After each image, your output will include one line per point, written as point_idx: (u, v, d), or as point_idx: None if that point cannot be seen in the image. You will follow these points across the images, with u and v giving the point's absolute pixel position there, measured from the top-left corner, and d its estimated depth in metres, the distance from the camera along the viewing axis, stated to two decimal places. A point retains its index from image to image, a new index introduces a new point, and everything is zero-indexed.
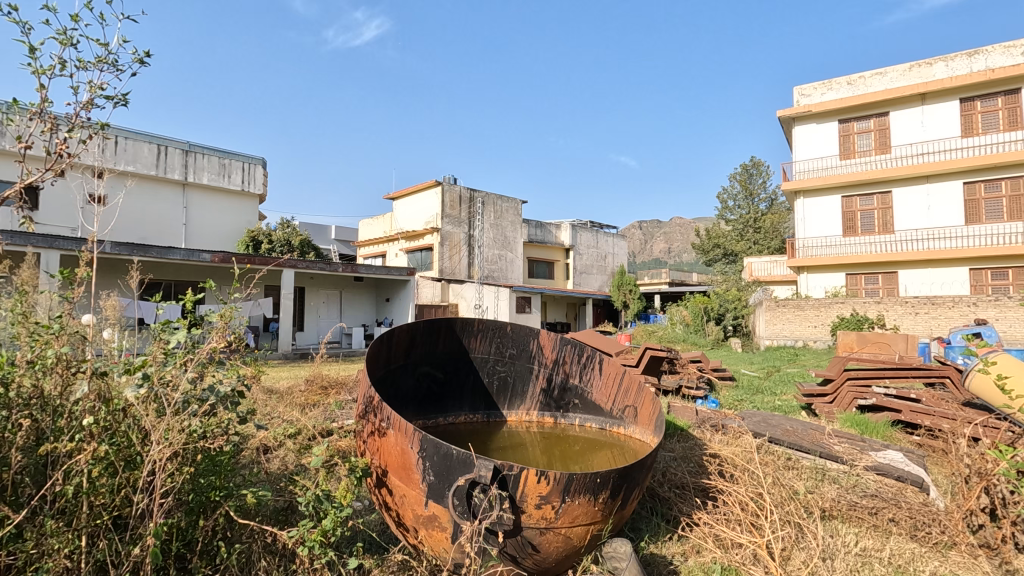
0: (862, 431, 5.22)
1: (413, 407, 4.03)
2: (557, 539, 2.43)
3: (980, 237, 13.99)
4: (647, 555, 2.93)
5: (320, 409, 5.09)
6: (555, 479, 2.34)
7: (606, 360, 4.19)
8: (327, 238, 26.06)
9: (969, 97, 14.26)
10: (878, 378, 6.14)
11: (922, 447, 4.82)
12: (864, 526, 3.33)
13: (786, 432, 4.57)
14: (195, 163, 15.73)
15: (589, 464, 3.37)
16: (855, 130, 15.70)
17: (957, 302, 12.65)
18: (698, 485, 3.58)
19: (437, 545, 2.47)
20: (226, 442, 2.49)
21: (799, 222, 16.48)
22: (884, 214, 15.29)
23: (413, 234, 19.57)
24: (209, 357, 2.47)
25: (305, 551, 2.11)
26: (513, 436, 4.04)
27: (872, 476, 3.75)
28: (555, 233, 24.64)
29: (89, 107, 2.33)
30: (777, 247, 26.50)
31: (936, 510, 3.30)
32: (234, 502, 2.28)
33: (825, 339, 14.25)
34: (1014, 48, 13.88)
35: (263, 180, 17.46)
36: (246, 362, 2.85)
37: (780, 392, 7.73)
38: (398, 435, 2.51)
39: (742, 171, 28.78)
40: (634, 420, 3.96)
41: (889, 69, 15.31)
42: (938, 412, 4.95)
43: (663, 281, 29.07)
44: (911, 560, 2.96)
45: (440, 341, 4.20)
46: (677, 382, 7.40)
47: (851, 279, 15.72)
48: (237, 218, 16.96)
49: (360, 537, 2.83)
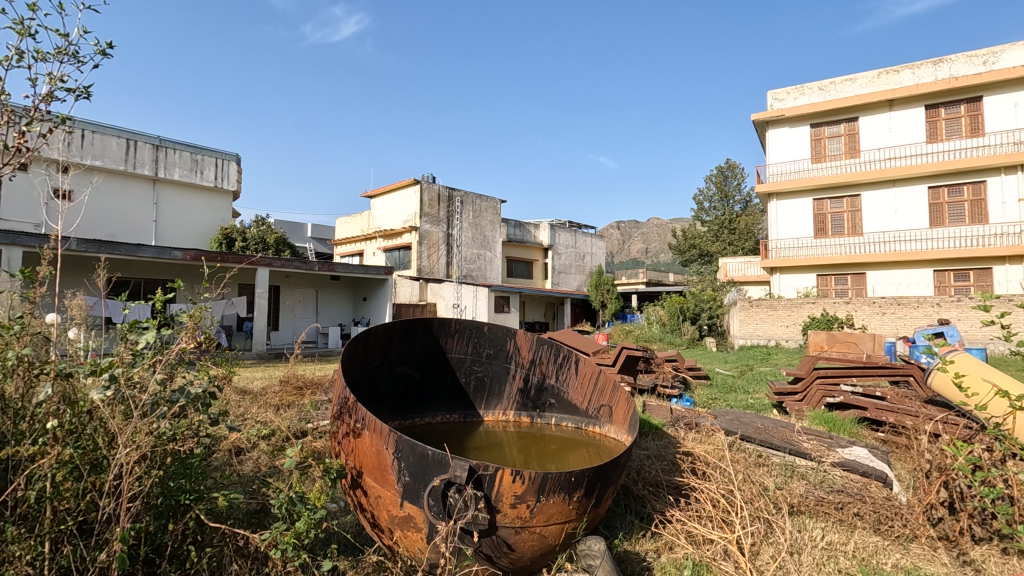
0: (830, 428, 5.35)
1: (389, 407, 4.01)
2: (532, 538, 2.45)
3: (944, 239, 14.48)
4: (620, 552, 2.97)
5: (294, 409, 5.04)
6: (530, 479, 2.36)
7: (582, 360, 4.23)
8: (304, 236, 25.66)
9: (934, 104, 14.72)
10: (845, 377, 6.31)
11: (886, 443, 4.98)
12: (831, 521, 3.43)
13: (758, 430, 4.67)
14: (166, 158, 15.34)
15: (564, 464, 3.39)
16: (827, 134, 16.09)
17: (922, 303, 13.05)
18: (672, 483, 3.63)
19: (413, 545, 2.47)
20: (197, 444, 2.45)
21: (773, 223, 16.80)
22: (853, 217, 15.70)
23: (391, 233, 19.40)
24: (179, 358, 2.41)
25: (278, 554, 2.09)
26: (490, 436, 4.05)
27: (838, 472, 3.87)
28: (533, 232, 24.68)
29: (49, 100, 2.27)
30: (751, 248, 26.98)
31: (898, 505, 3.42)
32: (205, 505, 2.25)
33: (796, 338, 14.58)
34: (977, 57, 14.37)
35: (236, 176, 17.12)
36: (217, 364, 2.81)
37: (752, 391, 7.88)
38: (373, 436, 2.50)
39: (718, 173, 29.17)
40: (609, 419, 4.01)
41: (859, 75, 15.71)
42: (902, 409, 5.11)
43: (640, 281, 29.35)
44: (874, 553, 3.06)
45: (417, 342, 4.20)
46: (652, 382, 7.50)
47: (821, 280, 16.11)
48: (210, 214, 16.64)
49: (335, 539, 2.81)
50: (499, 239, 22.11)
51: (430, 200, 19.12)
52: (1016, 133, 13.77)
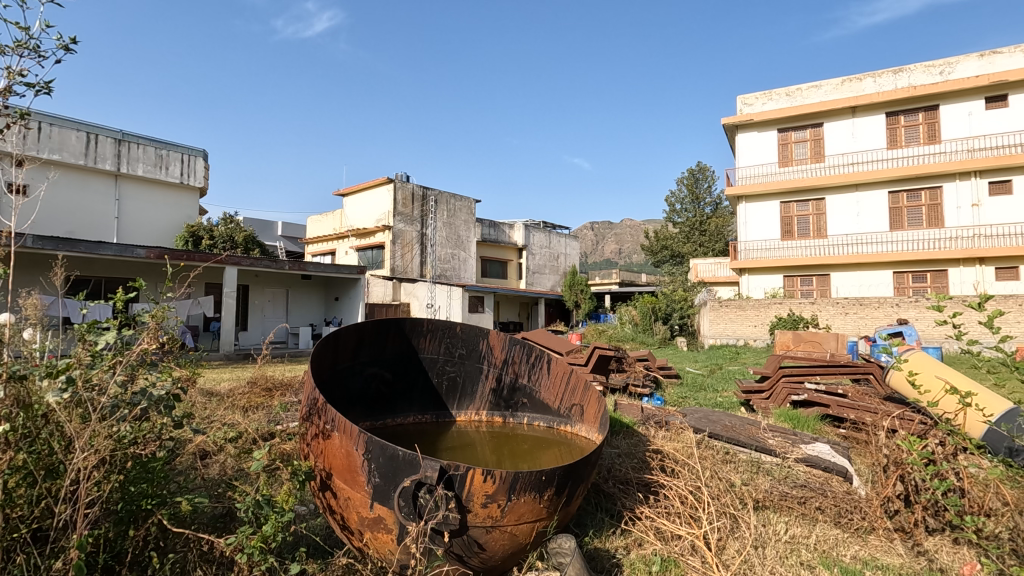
0: (794, 425, 5.50)
1: (361, 408, 3.97)
2: (503, 537, 2.46)
3: (903, 242, 15.02)
4: (591, 549, 3.00)
5: (262, 411, 4.94)
6: (501, 478, 2.37)
7: (555, 360, 4.27)
8: (274, 234, 25.14)
9: (894, 112, 15.26)
10: (809, 376, 6.49)
11: (847, 439, 5.16)
12: (794, 515, 3.53)
13: (726, 427, 4.78)
14: (129, 153, 14.86)
15: (536, 463, 3.41)
16: (793, 139, 16.53)
17: (882, 303, 13.52)
18: (641, 481, 3.68)
19: (382, 547, 2.45)
20: (160, 447, 2.38)
21: (742, 225, 17.15)
22: (818, 220, 16.17)
23: (363, 232, 19.17)
24: (140, 359, 2.34)
25: (245, 559, 2.06)
26: (462, 436, 4.04)
27: (801, 468, 3.99)
28: (507, 232, 24.68)
29: (6, 94, 2.18)
30: (721, 250, 27.52)
31: (857, 498, 3.54)
32: (167, 510, 2.19)
33: (763, 338, 14.93)
34: (934, 67, 14.94)
35: (204, 172, 16.67)
36: (182, 365, 2.74)
37: (721, 389, 8.05)
38: (343, 437, 2.48)
39: (689, 175, 29.64)
40: (581, 418, 4.05)
41: (824, 82, 16.17)
42: (862, 407, 5.28)
43: (613, 281, 29.67)
44: (834, 545, 3.16)
45: (388, 342, 4.17)
46: (624, 381, 7.59)
47: (788, 281, 16.54)
48: (175, 211, 16.18)
49: (304, 543, 2.76)
50: (474, 239, 22.06)
51: (404, 199, 18.97)
52: (969, 141, 14.39)
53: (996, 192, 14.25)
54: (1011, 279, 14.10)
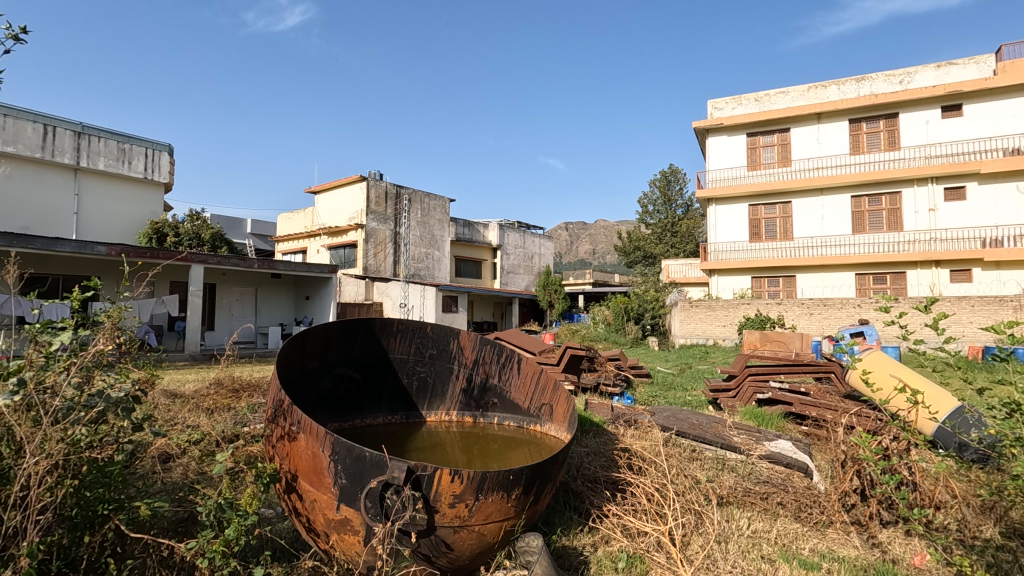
0: (759, 423, 5.66)
1: (329, 409, 3.93)
2: (471, 536, 2.47)
3: (865, 245, 15.53)
4: (558, 547, 3.03)
5: (228, 413, 4.84)
6: (468, 479, 2.38)
7: (525, 360, 4.31)
8: (243, 232, 24.59)
9: (856, 119, 15.78)
10: (774, 374, 6.67)
11: (808, 436, 5.33)
12: (756, 510, 3.63)
13: (693, 425, 4.89)
14: (90, 147, 14.37)
15: (507, 462, 3.43)
16: (761, 143, 16.94)
17: (845, 304, 13.98)
18: (609, 479, 3.74)
19: (349, 548, 2.44)
20: (117, 451, 2.32)
21: (712, 227, 17.48)
22: (784, 222, 16.61)
23: (335, 230, 18.90)
24: (97, 360, 2.28)
25: (206, 563, 2.05)
26: (432, 437, 4.03)
27: (765, 464, 4.10)
28: (482, 232, 24.61)
29: None
30: (692, 251, 28.00)
31: (817, 492, 3.66)
32: (125, 515, 2.15)
33: (732, 338, 15.27)
34: (894, 77, 15.53)
35: (169, 168, 16.22)
36: (140, 366, 2.67)
37: (690, 388, 8.21)
38: (309, 438, 2.45)
39: (662, 177, 29.98)
40: (550, 417, 4.10)
41: (790, 89, 16.67)
42: (823, 404, 5.44)
43: (587, 281, 29.92)
44: (794, 539, 3.26)
45: (357, 343, 4.13)
46: (595, 380, 7.69)
47: (756, 282, 16.92)
48: (139, 207, 15.69)
49: (269, 546, 2.71)
50: (448, 239, 21.99)
51: (377, 197, 18.76)
52: (926, 148, 14.97)
53: (951, 197, 14.85)
54: (965, 281, 14.72)
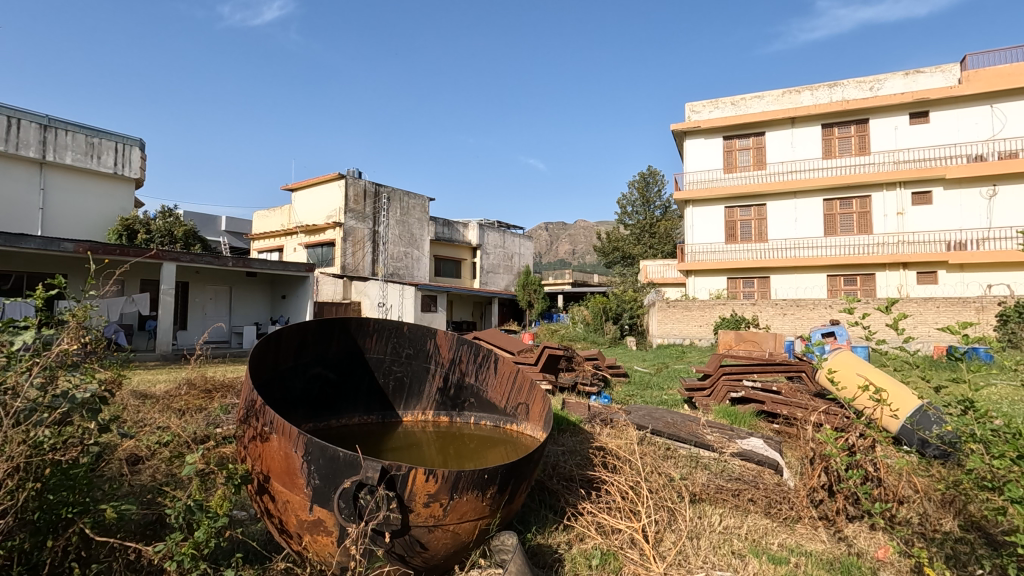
0: (731, 421, 5.79)
1: (303, 409, 3.89)
2: (446, 536, 2.47)
3: (836, 247, 15.93)
4: (533, 546, 3.05)
5: (200, 414, 4.74)
6: (443, 477, 2.39)
7: (501, 359, 4.33)
8: (217, 229, 24.13)
9: (829, 123, 16.16)
10: (747, 373, 6.80)
11: (779, 434, 5.45)
12: (728, 506, 3.70)
13: (667, 424, 4.95)
14: (56, 140, 13.94)
15: (483, 461, 3.44)
16: (737, 146, 17.22)
17: (817, 305, 14.33)
18: (584, 477, 3.78)
19: (322, 549, 2.42)
20: (83, 453, 2.26)
21: (688, 229, 17.74)
22: (759, 225, 16.91)
23: (313, 228, 18.67)
24: (61, 360, 2.23)
25: (174, 566, 2.01)
26: (408, 436, 4.02)
27: (737, 461, 4.19)
28: (462, 232, 24.53)
29: None
30: (670, 252, 28.33)
31: (786, 489, 3.74)
32: (91, 518, 2.10)
33: (707, 337, 15.51)
34: (864, 83, 15.94)
35: (140, 162, 15.82)
36: (107, 367, 2.60)
37: (666, 387, 8.30)
38: (282, 439, 2.43)
39: (640, 179, 30.24)
40: (527, 416, 4.12)
41: (765, 93, 17.01)
42: (794, 403, 5.56)
43: (566, 281, 30.05)
44: (763, 534, 3.34)
45: (333, 342, 4.10)
46: (573, 380, 7.75)
47: (731, 283, 17.20)
48: (108, 203, 15.26)
49: (241, 548, 2.67)
50: (427, 238, 21.90)
51: (356, 196, 18.62)
52: (895, 153, 15.38)
53: (918, 202, 15.28)
54: (930, 283, 15.18)
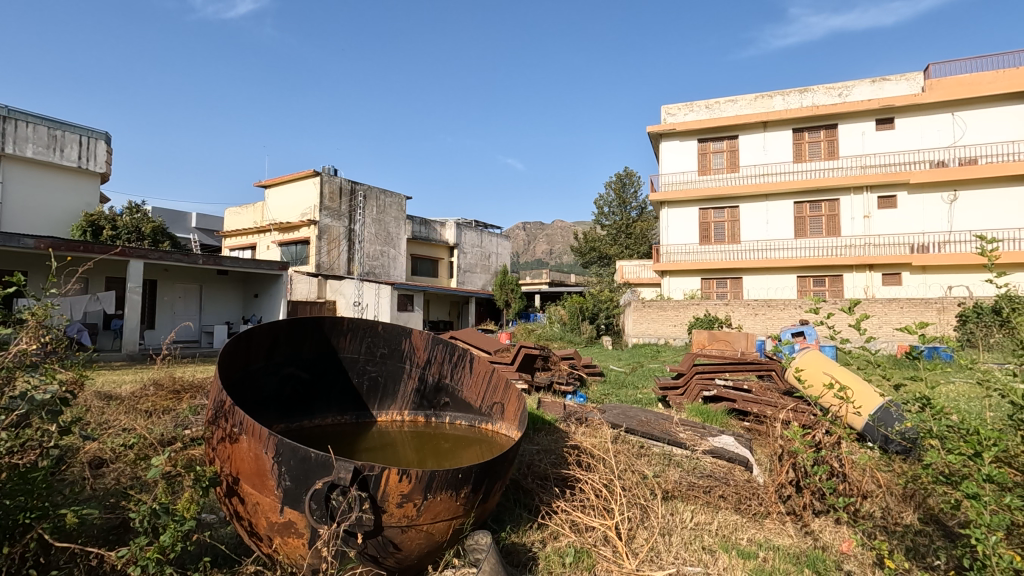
0: (703, 419, 5.90)
1: (275, 410, 3.83)
2: (419, 536, 2.46)
3: (805, 249, 16.33)
4: (507, 544, 3.06)
5: (167, 415, 4.63)
6: (417, 477, 2.38)
7: (477, 359, 4.33)
8: (187, 226, 23.54)
9: (799, 128, 16.55)
10: (719, 372, 6.91)
11: (750, 431, 5.58)
12: (699, 503, 3.77)
13: (641, 422, 5.01)
14: (17, 132, 13.43)
15: (459, 461, 3.45)
16: (711, 149, 17.52)
17: (787, 305, 14.66)
18: (559, 476, 3.79)
19: (293, 552, 2.39)
20: (42, 456, 2.19)
21: (664, 230, 17.98)
22: (732, 226, 17.23)
23: (287, 225, 18.37)
24: (19, 361, 2.15)
25: (137, 571, 1.96)
26: (383, 436, 3.99)
27: (708, 459, 4.26)
28: (438, 231, 24.41)
29: None
30: (645, 253, 28.62)
31: (756, 485, 3.81)
32: (51, 523, 2.04)
33: (681, 337, 15.75)
34: (833, 90, 16.38)
35: (105, 156, 15.34)
36: (67, 367, 2.52)
37: (640, 386, 8.39)
38: (251, 440, 2.39)
39: (617, 180, 30.47)
40: (502, 415, 4.14)
41: (739, 97, 17.35)
42: (764, 401, 5.71)
43: (543, 281, 30.11)
44: (733, 530, 3.40)
45: (306, 343, 4.04)
46: (549, 379, 7.79)
47: (705, 283, 17.49)
48: (71, 199, 14.77)
49: (209, 552, 2.62)
50: (404, 237, 21.74)
51: (331, 193, 18.39)
52: (862, 158, 15.82)
53: (883, 205, 15.76)
54: (895, 284, 15.66)
